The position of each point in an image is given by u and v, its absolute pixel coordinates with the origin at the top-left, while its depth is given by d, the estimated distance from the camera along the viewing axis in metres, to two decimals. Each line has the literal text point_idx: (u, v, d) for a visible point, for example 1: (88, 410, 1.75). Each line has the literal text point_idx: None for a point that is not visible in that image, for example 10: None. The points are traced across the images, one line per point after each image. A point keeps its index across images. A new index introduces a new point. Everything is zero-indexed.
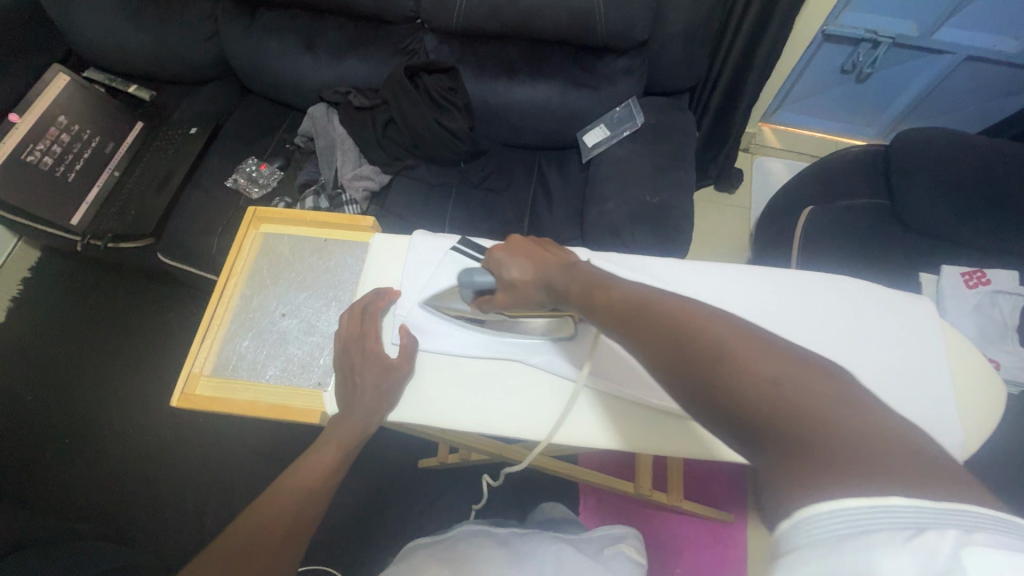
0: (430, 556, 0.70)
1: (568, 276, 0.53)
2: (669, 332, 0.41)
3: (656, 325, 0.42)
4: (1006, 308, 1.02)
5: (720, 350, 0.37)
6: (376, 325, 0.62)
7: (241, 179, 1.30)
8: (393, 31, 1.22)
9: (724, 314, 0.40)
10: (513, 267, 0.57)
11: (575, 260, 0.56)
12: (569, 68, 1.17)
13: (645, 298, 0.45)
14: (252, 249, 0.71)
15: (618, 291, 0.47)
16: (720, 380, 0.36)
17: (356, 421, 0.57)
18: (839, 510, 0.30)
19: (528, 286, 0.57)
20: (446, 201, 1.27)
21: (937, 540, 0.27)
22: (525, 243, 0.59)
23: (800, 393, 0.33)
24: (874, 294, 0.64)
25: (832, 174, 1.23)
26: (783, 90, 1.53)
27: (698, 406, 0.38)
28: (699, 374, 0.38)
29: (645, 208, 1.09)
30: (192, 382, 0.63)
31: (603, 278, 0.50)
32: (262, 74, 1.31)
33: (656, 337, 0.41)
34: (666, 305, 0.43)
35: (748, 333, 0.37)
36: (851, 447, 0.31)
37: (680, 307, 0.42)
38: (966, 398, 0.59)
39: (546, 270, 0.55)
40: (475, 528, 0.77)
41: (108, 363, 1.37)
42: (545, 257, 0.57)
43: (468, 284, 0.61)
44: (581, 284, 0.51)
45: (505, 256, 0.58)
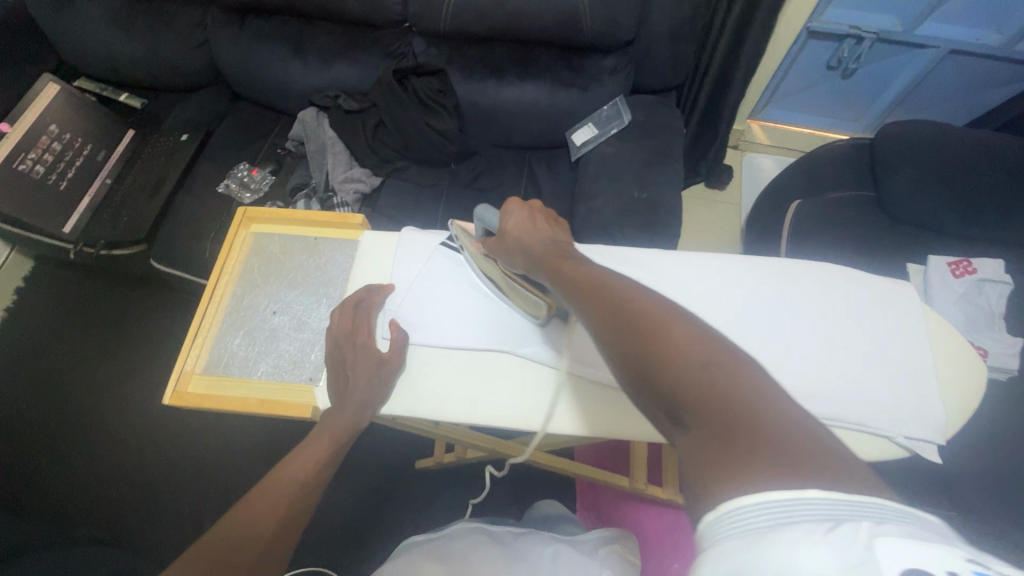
0: (425, 553, 0.70)
1: (544, 253, 0.55)
2: (619, 313, 0.42)
3: (608, 304, 0.44)
4: (993, 296, 1.04)
5: (662, 333, 0.39)
6: (368, 320, 0.63)
7: (233, 184, 1.31)
8: (382, 35, 1.24)
9: (675, 305, 0.42)
10: (511, 218, 0.60)
11: (563, 241, 0.58)
12: (557, 68, 1.18)
13: (603, 281, 0.46)
14: (242, 249, 0.72)
15: (579, 275, 0.49)
16: (656, 361, 0.38)
17: (348, 414, 0.58)
18: (758, 505, 0.29)
19: (514, 241, 0.59)
20: (437, 201, 1.28)
21: (852, 531, 0.27)
22: (532, 207, 0.60)
23: (727, 379, 0.35)
24: (860, 281, 0.65)
25: (818, 167, 1.24)
26: (769, 87, 1.54)
27: (635, 386, 0.40)
28: (638, 354, 0.39)
29: (634, 205, 1.10)
30: (184, 379, 0.63)
31: (568, 261, 0.52)
32: (253, 80, 1.32)
33: (606, 316, 0.43)
34: (621, 290, 0.44)
35: (693, 324, 0.39)
36: (765, 435, 0.33)
37: (635, 291, 0.44)
38: (951, 382, 0.60)
39: (529, 245, 0.57)
40: (468, 525, 0.76)
41: (104, 370, 1.37)
42: (535, 228, 0.58)
43: (481, 220, 0.64)
44: (555, 262, 0.53)
45: (513, 205, 0.60)
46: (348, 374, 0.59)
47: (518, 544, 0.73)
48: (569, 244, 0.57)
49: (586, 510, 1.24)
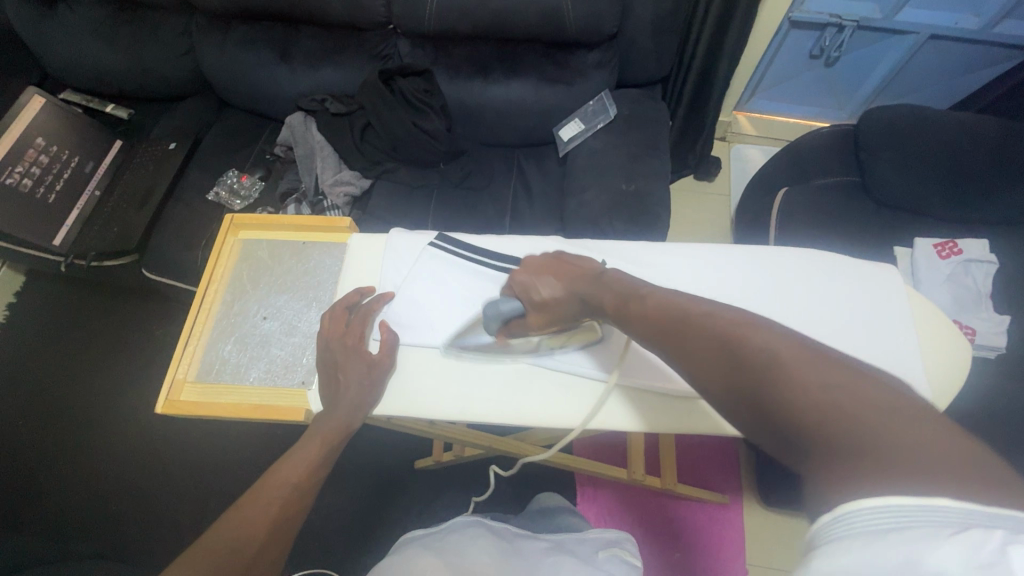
0: (423, 548, 0.70)
1: (597, 289, 0.52)
2: (710, 346, 0.39)
3: (694, 337, 0.40)
4: (979, 275, 1.06)
5: (763, 361, 0.35)
6: (363, 324, 0.63)
7: (222, 192, 1.31)
8: (367, 37, 1.24)
9: (769, 322, 0.37)
10: (542, 285, 0.57)
11: (613, 270, 0.54)
12: (542, 65, 1.19)
13: (681, 307, 0.43)
14: (231, 256, 0.72)
15: (648, 300, 0.46)
16: (764, 396, 0.34)
17: (340, 416, 0.58)
18: (879, 507, 0.28)
19: (563, 303, 0.56)
20: (427, 201, 1.29)
21: (987, 537, 0.24)
22: (541, 263, 0.59)
23: (853, 399, 0.31)
24: (842, 265, 0.65)
25: (804, 155, 1.25)
26: (754, 78, 1.55)
27: (746, 425, 0.37)
28: (744, 391, 0.36)
29: (622, 197, 1.11)
30: (176, 388, 0.63)
31: (627, 289, 0.49)
32: (239, 87, 1.32)
33: (697, 351, 0.40)
34: (706, 317, 0.41)
35: (796, 343, 0.35)
36: (896, 448, 0.29)
37: (723, 316, 0.40)
38: (933, 362, 0.61)
39: (577, 289, 0.54)
40: (469, 518, 0.77)
41: (99, 383, 1.37)
42: (573, 274, 0.56)
43: (495, 315, 0.59)
44: (619, 300, 0.49)
45: (531, 277, 0.58)
46: (342, 378, 0.60)
47: (517, 541, 0.74)
48: (621, 271, 0.53)
49: (587, 504, 1.25)
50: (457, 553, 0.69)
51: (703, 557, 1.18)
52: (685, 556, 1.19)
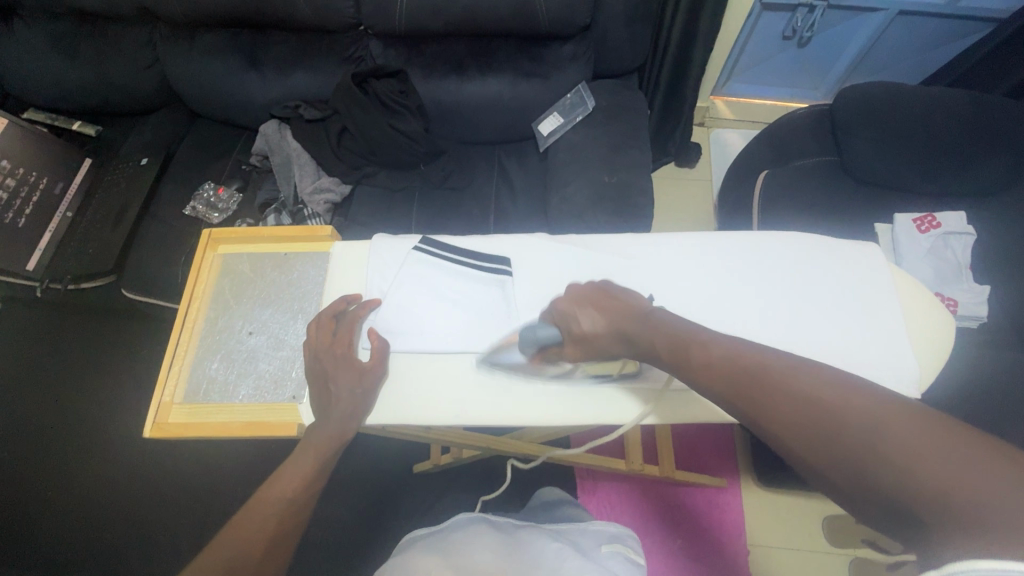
0: (422, 549, 0.69)
1: (646, 330, 0.50)
2: (801, 406, 0.38)
3: (782, 396, 0.40)
4: (959, 247, 1.09)
5: (869, 427, 0.35)
6: (351, 331, 0.62)
7: (199, 206, 1.28)
8: (338, 40, 1.22)
9: (869, 386, 0.38)
10: (583, 318, 0.53)
11: (661, 312, 0.51)
12: (517, 60, 1.18)
13: (759, 361, 0.43)
14: (212, 272, 0.70)
15: (715, 351, 0.45)
16: (872, 462, 0.34)
17: (333, 426, 0.58)
18: (998, 570, 0.27)
19: (605, 338, 0.53)
20: (409, 204, 1.28)
21: None
22: (590, 294, 0.55)
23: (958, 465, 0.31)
24: (824, 245, 0.66)
25: (782, 135, 1.25)
26: (729, 62, 1.56)
27: (845, 491, 0.36)
28: (845, 457, 0.35)
29: (605, 189, 1.11)
30: (164, 411, 0.62)
31: (682, 334, 0.48)
32: (209, 97, 1.29)
33: (786, 411, 0.39)
34: (793, 374, 0.40)
35: (893, 405, 0.35)
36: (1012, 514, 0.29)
37: (816, 375, 0.39)
38: (919, 337, 0.62)
39: (624, 327, 0.52)
40: (472, 516, 0.77)
41: (85, 409, 1.34)
42: (616, 309, 0.53)
43: (532, 338, 0.57)
44: (675, 346, 0.48)
45: (572, 307, 0.55)
46: (331, 390, 0.59)
47: (518, 532, 0.75)
48: (669, 312, 0.52)
49: (588, 497, 1.25)
50: (460, 551, 0.68)
51: (703, 538, 1.20)
52: (687, 540, 1.21)
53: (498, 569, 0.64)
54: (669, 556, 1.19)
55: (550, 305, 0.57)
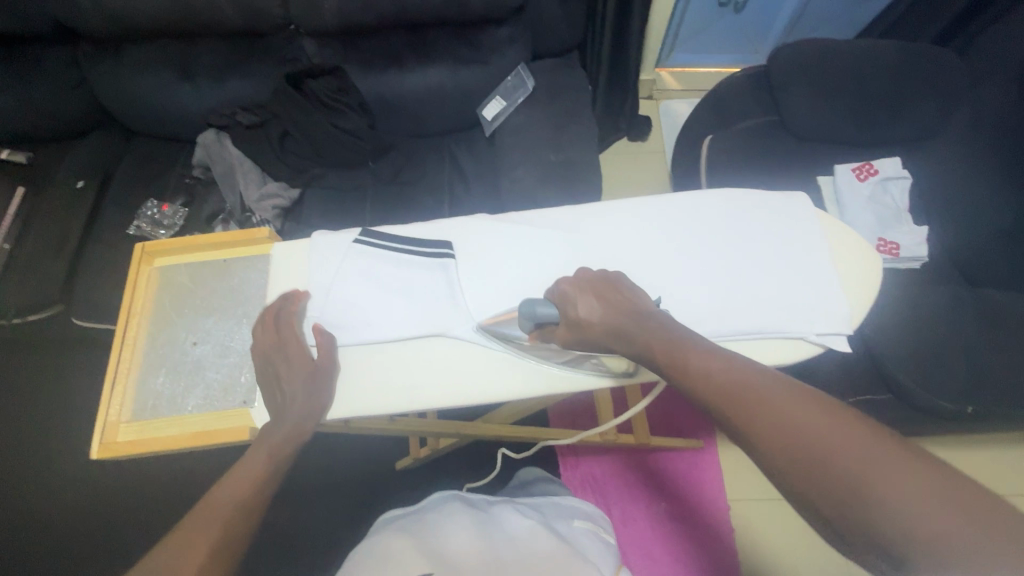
0: (395, 530, 0.70)
1: (641, 334, 0.51)
2: (795, 433, 0.38)
3: (777, 421, 0.39)
4: (896, 192, 1.15)
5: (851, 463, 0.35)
6: (294, 331, 0.61)
7: (144, 225, 1.24)
8: (270, 43, 1.19)
9: (846, 415, 0.38)
10: (581, 304, 0.55)
11: (654, 312, 0.53)
12: (454, 47, 1.17)
13: (751, 379, 0.43)
14: (149, 286, 0.68)
15: (708, 365, 0.45)
16: (863, 501, 0.34)
17: (285, 428, 0.57)
18: None
19: (597, 329, 0.54)
20: (361, 202, 1.27)
21: None
22: (593, 282, 0.57)
23: (927, 507, 0.33)
24: (757, 197, 0.68)
25: (723, 100, 1.26)
26: (670, 33, 1.58)
27: (831, 524, 0.36)
28: (837, 493, 0.35)
29: (552, 167, 1.11)
30: (110, 430, 0.60)
31: (675, 343, 0.48)
32: (143, 112, 1.25)
33: (779, 436, 0.39)
34: (786, 398, 0.40)
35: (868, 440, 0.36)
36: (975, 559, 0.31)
37: (810, 403, 0.39)
38: (849, 277, 0.64)
39: (621, 326, 0.53)
40: (445, 494, 0.79)
41: (47, 444, 1.30)
42: (615, 304, 0.54)
43: (529, 316, 0.58)
44: (668, 347, 0.49)
45: (575, 290, 0.57)
46: (280, 385, 0.59)
47: (492, 508, 0.76)
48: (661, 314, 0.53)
49: (570, 471, 1.27)
50: (433, 529, 0.69)
51: (684, 501, 1.24)
52: (671, 503, 1.24)
53: (472, 546, 0.65)
54: (653, 520, 1.22)
55: (554, 286, 0.59)
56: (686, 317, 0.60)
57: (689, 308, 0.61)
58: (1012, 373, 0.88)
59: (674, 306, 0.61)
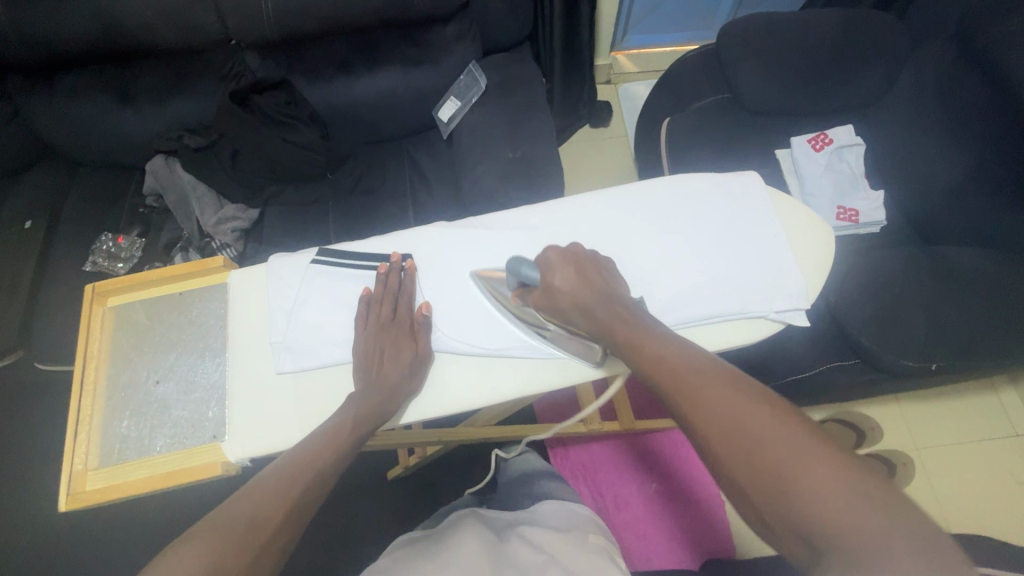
0: (409, 543, 0.72)
1: (608, 313, 0.52)
2: (733, 426, 0.40)
3: (717, 413, 0.42)
4: (852, 159, 1.19)
5: (782, 454, 0.38)
6: (404, 301, 0.63)
7: (100, 259, 1.21)
8: (212, 58, 1.15)
9: (785, 413, 0.40)
10: (559, 273, 0.55)
11: (616, 291, 0.54)
12: (402, 49, 1.15)
13: (704, 369, 0.45)
14: (104, 327, 0.66)
15: (665, 351, 0.47)
16: (784, 489, 0.37)
17: (376, 400, 0.58)
18: None
19: (565, 299, 0.54)
20: (325, 216, 1.25)
21: None
22: (579, 256, 0.56)
23: (843, 501, 0.35)
24: (710, 181, 0.68)
25: (677, 80, 1.27)
26: (621, 16, 1.57)
27: (759, 511, 0.39)
28: (762, 482, 0.38)
29: (512, 165, 1.11)
30: (78, 480, 0.58)
31: (640, 330, 0.50)
32: (85, 140, 1.20)
33: (717, 431, 0.41)
34: (730, 393, 0.42)
35: (800, 436, 0.38)
36: (876, 552, 0.33)
37: (756, 398, 0.41)
38: (805, 251, 0.65)
39: (588, 304, 0.53)
40: (461, 512, 0.80)
41: (23, 494, 1.26)
42: (593, 284, 0.54)
43: (517, 272, 0.59)
44: (624, 328, 0.50)
45: (558, 259, 0.56)
46: (382, 360, 0.60)
47: (506, 525, 0.77)
48: (624, 297, 0.54)
49: (563, 461, 1.30)
50: (444, 548, 0.69)
51: (675, 480, 1.26)
52: (663, 483, 1.26)
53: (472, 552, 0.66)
54: (648, 501, 1.25)
55: (541, 252, 0.58)
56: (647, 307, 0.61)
57: (649, 299, 0.62)
58: (970, 326, 0.91)
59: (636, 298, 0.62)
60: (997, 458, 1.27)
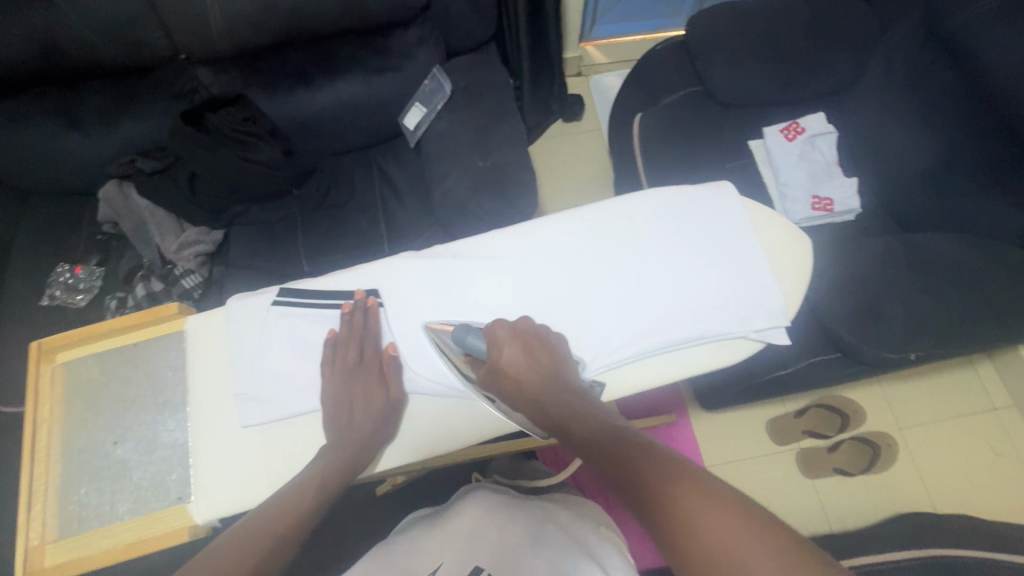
0: (417, 522, 0.71)
1: (558, 407, 0.51)
2: (717, 545, 0.38)
3: (701, 530, 0.39)
4: (825, 147, 1.18)
5: (737, 554, 0.37)
6: (367, 349, 0.61)
7: (57, 292, 1.15)
8: (160, 76, 1.09)
9: (736, 503, 0.40)
10: (507, 350, 0.54)
11: (566, 374, 0.54)
12: (362, 56, 1.10)
13: (670, 471, 0.43)
14: (54, 387, 0.62)
15: (623, 450, 0.46)
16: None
17: (348, 449, 0.56)
18: None
19: (513, 378, 0.53)
20: (294, 233, 1.20)
21: None
22: (529, 332, 0.55)
23: None
24: (683, 195, 0.67)
25: (647, 74, 1.24)
26: (587, 7, 1.52)
27: None
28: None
29: (482, 174, 1.07)
30: (35, 556, 0.56)
31: (594, 429, 0.48)
32: (24, 168, 1.11)
33: (706, 550, 0.38)
34: (713, 504, 0.40)
35: (754, 531, 0.38)
36: None
37: (707, 492, 0.41)
38: (781, 263, 0.65)
39: (535, 394, 0.52)
40: (470, 487, 0.78)
41: None
42: (539, 365, 0.54)
43: (462, 342, 0.57)
44: (571, 418, 0.50)
45: (506, 336, 0.55)
46: (352, 410, 0.58)
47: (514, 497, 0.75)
48: (574, 381, 0.53)
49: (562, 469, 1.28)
50: (447, 518, 0.67)
51: None
52: None
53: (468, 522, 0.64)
54: None
55: (490, 322, 0.57)
56: (624, 337, 0.60)
57: (624, 327, 0.60)
58: (947, 318, 0.91)
59: (610, 326, 0.60)
60: (976, 435, 1.30)
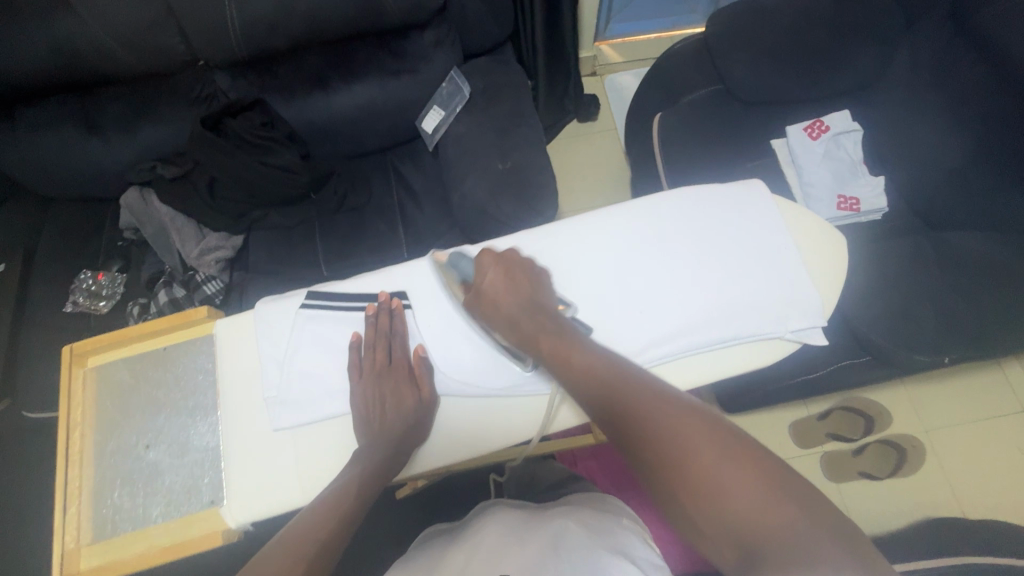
0: (442, 539, 0.69)
1: (532, 324, 0.56)
2: (668, 434, 0.44)
3: (650, 415, 0.46)
4: (850, 144, 1.16)
5: (681, 443, 0.43)
6: (387, 344, 0.60)
7: (81, 299, 1.16)
8: (179, 81, 1.10)
9: (683, 402, 0.46)
10: (489, 274, 0.59)
11: (543, 294, 0.58)
12: (379, 59, 1.10)
13: (631, 384, 0.49)
14: (85, 393, 0.62)
15: (590, 364, 0.51)
16: (710, 493, 0.41)
17: (381, 449, 0.55)
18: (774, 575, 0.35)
19: (493, 298, 0.58)
20: (311, 237, 1.20)
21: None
22: (510, 258, 0.60)
23: (730, 479, 0.41)
24: (712, 192, 0.65)
25: (665, 72, 1.23)
26: (602, 7, 1.52)
27: (671, 494, 0.43)
28: (696, 487, 0.41)
29: (502, 176, 1.06)
30: (72, 560, 0.56)
31: (563, 344, 0.54)
32: (47, 175, 1.12)
33: (654, 432, 0.45)
34: (666, 406, 0.46)
35: (699, 421, 0.44)
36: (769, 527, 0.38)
37: (661, 395, 0.47)
38: (816, 265, 0.63)
39: (511, 312, 0.57)
40: (488, 502, 0.76)
41: None
42: (517, 286, 0.58)
43: (456, 267, 0.62)
44: (542, 334, 0.55)
45: (490, 262, 0.59)
46: (384, 410, 0.57)
47: (537, 507, 0.73)
48: (551, 300, 0.58)
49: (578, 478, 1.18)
50: (472, 534, 0.66)
51: None
52: None
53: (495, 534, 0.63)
54: None
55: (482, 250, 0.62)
56: (654, 339, 0.59)
57: (654, 329, 0.59)
58: (982, 318, 0.89)
59: (637, 328, 0.59)
60: (1008, 438, 1.26)
